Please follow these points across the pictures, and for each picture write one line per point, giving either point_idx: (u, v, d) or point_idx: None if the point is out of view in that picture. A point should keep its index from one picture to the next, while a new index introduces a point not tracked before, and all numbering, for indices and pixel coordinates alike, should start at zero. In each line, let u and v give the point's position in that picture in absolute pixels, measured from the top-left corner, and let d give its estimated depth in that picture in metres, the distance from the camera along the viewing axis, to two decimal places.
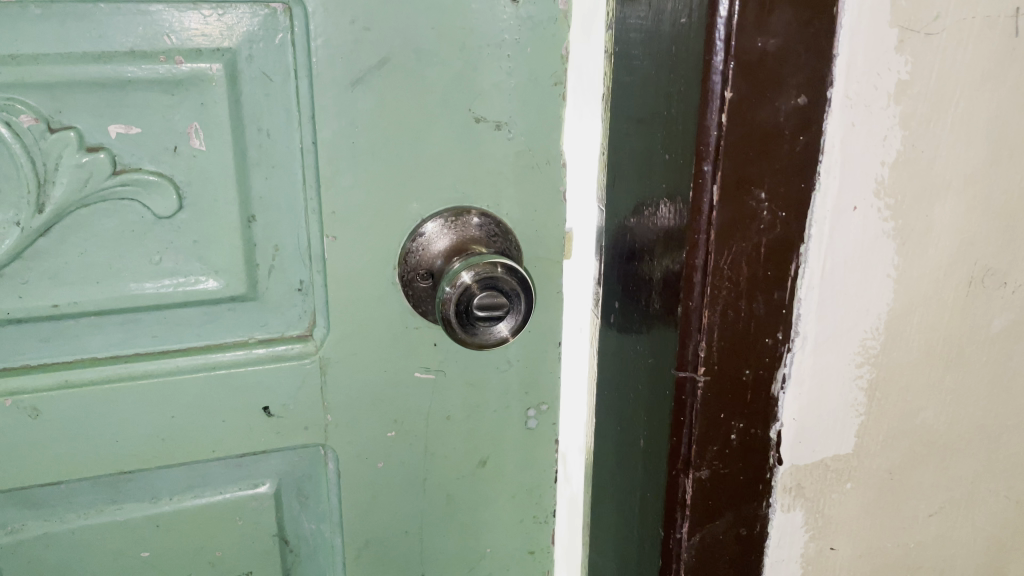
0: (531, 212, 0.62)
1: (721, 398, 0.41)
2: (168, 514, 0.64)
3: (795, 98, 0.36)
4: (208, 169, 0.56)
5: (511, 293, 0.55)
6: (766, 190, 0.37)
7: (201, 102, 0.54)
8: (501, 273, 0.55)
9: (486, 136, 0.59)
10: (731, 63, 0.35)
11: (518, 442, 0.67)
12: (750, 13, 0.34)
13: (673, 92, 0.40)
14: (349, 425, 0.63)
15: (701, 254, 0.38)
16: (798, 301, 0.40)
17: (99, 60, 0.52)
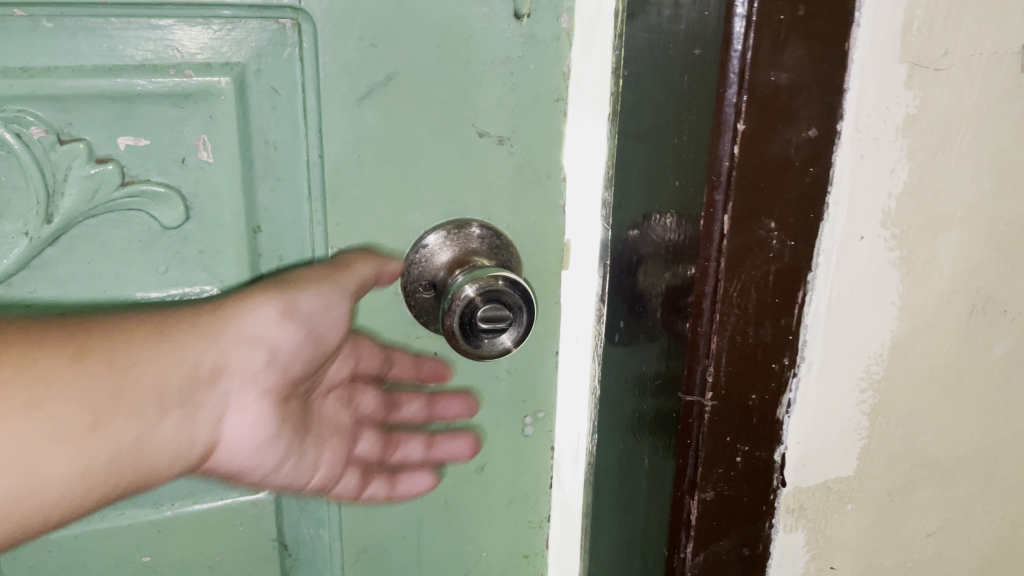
0: (531, 224, 0.62)
1: (728, 421, 0.42)
2: (242, 422, 0.56)
3: (806, 131, 0.37)
4: (215, 180, 0.56)
5: (514, 306, 0.56)
6: (776, 220, 0.38)
7: (210, 115, 0.55)
8: (502, 286, 0.56)
9: (489, 150, 0.59)
10: (744, 96, 0.35)
11: (517, 451, 0.67)
12: (764, 48, 0.35)
13: (682, 119, 0.40)
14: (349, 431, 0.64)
15: (711, 281, 0.39)
16: (805, 328, 0.41)
17: (110, 73, 0.52)
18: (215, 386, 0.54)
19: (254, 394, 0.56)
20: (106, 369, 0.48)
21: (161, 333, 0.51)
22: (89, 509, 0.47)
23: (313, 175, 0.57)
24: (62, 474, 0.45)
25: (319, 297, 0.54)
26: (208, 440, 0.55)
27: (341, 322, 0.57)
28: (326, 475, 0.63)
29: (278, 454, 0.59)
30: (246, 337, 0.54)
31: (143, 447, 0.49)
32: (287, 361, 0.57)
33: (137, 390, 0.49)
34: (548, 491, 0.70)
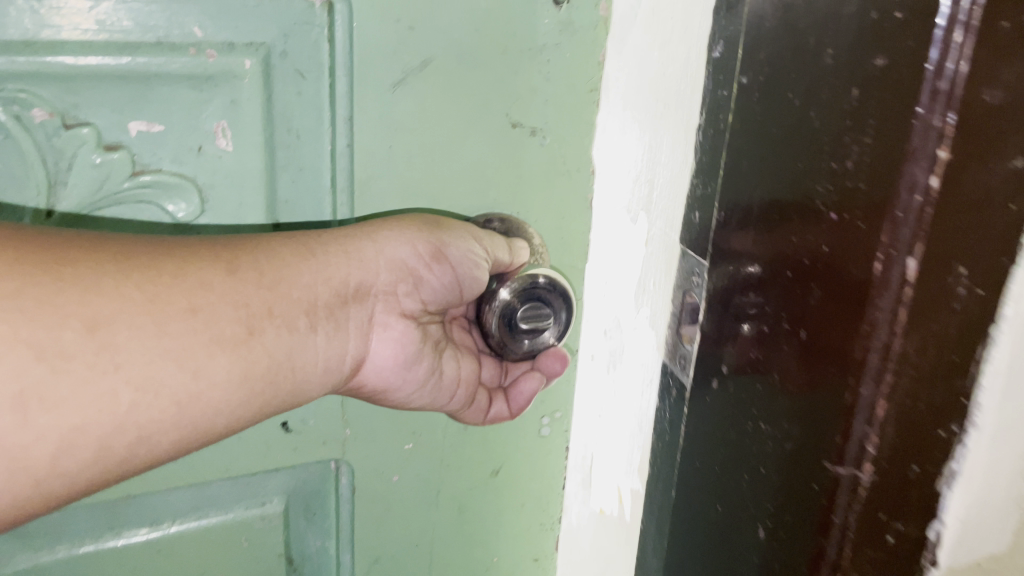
0: (558, 219, 0.59)
1: (884, 500, 0.33)
2: (389, 342, 0.54)
3: (1013, 161, 0.28)
4: (231, 171, 0.52)
5: (553, 305, 0.55)
6: (968, 266, 0.29)
7: (231, 100, 0.50)
8: (541, 285, 0.54)
9: (521, 141, 0.56)
10: (951, 114, 0.27)
11: (531, 453, 0.65)
12: (983, 58, 0.26)
13: (843, 110, 0.31)
14: (367, 439, 0.60)
15: (884, 337, 0.30)
16: (979, 391, 0.32)
17: (123, 50, 0.47)
18: (367, 305, 0.53)
19: (401, 311, 0.55)
20: (259, 283, 0.46)
21: (320, 249, 0.49)
22: (236, 423, 0.46)
23: (339, 166, 0.54)
24: (219, 383, 0.44)
25: (467, 240, 0.53)
26: (355, 358, 0.52)
27: (482, 281, 0.56)
28: (465, 396, 0.58)
29: (420, 373, 0.56)
30: (400, 264, 0.52)
31: (292, 360, 0.48)
32: (434, 293, 0.56)
33: (292, 301, 0.48)
34: (561, 495, 0.67)
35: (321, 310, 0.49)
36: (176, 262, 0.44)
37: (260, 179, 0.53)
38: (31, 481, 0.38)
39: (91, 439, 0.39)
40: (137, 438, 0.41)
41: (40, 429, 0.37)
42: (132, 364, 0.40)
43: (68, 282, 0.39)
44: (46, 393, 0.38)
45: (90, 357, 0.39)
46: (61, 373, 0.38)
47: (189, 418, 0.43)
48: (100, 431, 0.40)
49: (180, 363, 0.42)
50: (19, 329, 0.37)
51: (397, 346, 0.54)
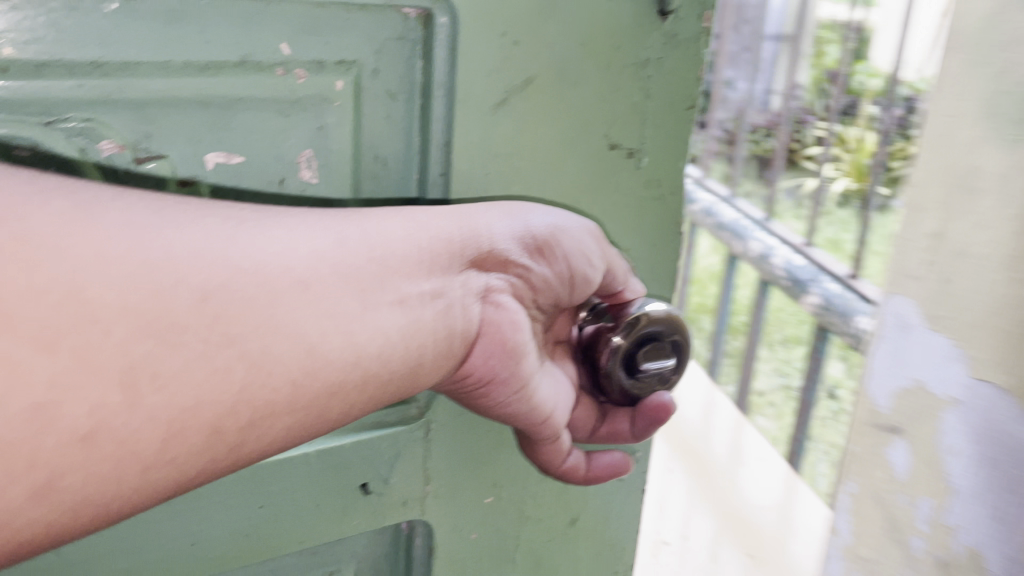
0: (649, 245, 0.55)
1: None
2: (496, 330, 0.45)
3: None
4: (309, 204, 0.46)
5: (658, 336, 0.49)
6: None
7: (319, 126, 0.44)
8: (644, 323, 0.48)
9: (617, 164, 0.52)
10: None
11: (610, 496, 0.60)
12: None
13: None
14: (448, 493, 0.54)
15: None
16: None
17: (205, 72, 0.40)
18: (474, 286, 0.45)
19: (512, 296, 0.46)
20: (371, 255, 0.40)
21: (426, 217, 0.43)
22: (350, 415, 0.40)
23: (430, 195, 0.48)
24: (334, 360, 0.38)
25: (569, 218, 0.47)
26: (460, 345, 0.44)
27: (597, 279, 0.49)
28: (562, 417, 0.50)
29: (530, 364, 0.46)
30: (508, 233, 0.45)
31: (402, 341, 0.41)
32: (546, 283, 0.48)
33: (400, 290, 0.41)
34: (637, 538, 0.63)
35: (428, 283, 0.42)
36: (280, 244, 0.37)
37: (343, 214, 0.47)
38: (135, 479, 0.33)
39: (204, 422, 0.34)
40: (249, 421, 0.36)
41: (152, 409, 0.33)
42: (245, 339, 0.35)
43: (179, 300, 0.33)
44: (158, 369, 0.33)
45: (201, 330, 0.34)
46: (174, 343, 0.33)
47: (303, 401, 0.37)
48: (213, 411, 0.34)
49: (292, 336, 0.37)
50: (126, 297, 0.32)
51: (502, 333, 0.45)
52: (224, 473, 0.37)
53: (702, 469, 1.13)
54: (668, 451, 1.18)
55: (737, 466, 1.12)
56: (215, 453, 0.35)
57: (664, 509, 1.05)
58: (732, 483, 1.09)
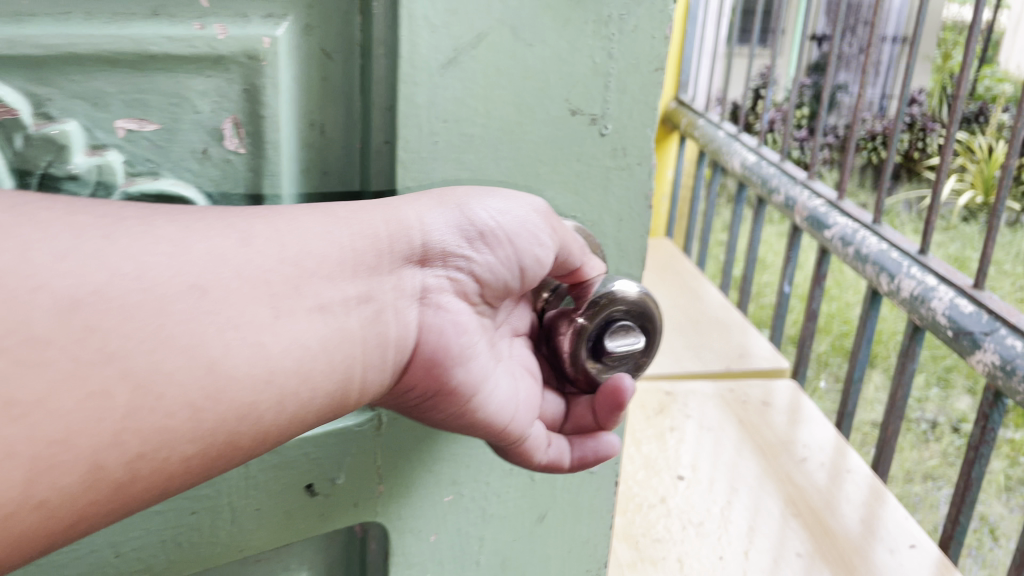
0: (616, 220, 0.50)
1: None
2: (437, 335, 0.41)
3: None
4: (240, 198, 0.42)
5: (623, 316, 0.45)
6: None
7: (243, 88, 0.39)
8: (606, 303, 0.44)
9: (579, 132, 0.47)
10: None
11: (580, 490, 0.56)
12: None
13: None
14: (404, 492, 0.50)
15: None
16: None
17: (111, 25, 0.35)
18: (408, 290, 0.40)
19: (454, 296, 0.42)
20: (284, 257, 0.36)
21: (346, 221, 0.38)
22: (267, 440, 0.35)
23: (373, 187, 0.45)
24: (242, 376, 0.34)
25: (515, 202, 0.41)
26: (399, 356, 0.40)
27: (548, 259, 0.43)
28: (527, 417, 0.45)
29: (477, 368, 0.42)
30: (443, 226, 0.40)
31: (325, 351, 0.36)
32: (492, 275, 0.42)
33: (321, 296, 0.36)
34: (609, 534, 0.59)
35: (354, 285, 0.38)
36: (171, 247, 0.33)
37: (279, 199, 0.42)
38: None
39: (79, 456, 0.30)
40: (136, 454, 0.31)
41: (11, 442, 0.28)
42: (127, 357, 0.31)
43: (49, 295, 0.29)
44: (16, 393, 0.28)
45: (70, 347, 0.29)
46: (34, 363, 0.29)
47: (204, 426, 0.33)
48: (89, 443, 0.30)
49: (188, 350, 0.32)
50: None
51: (444, 336, 0.41)
52: (115, 515, 0.32)
53: (807, 519, 0.87)
54: (740, 497, 0.90)
55: (874, 547, 0.83)
56: (100, 487, 0.31)
57: (746, 558, 0.81)
58: (853, 551, 0.82)
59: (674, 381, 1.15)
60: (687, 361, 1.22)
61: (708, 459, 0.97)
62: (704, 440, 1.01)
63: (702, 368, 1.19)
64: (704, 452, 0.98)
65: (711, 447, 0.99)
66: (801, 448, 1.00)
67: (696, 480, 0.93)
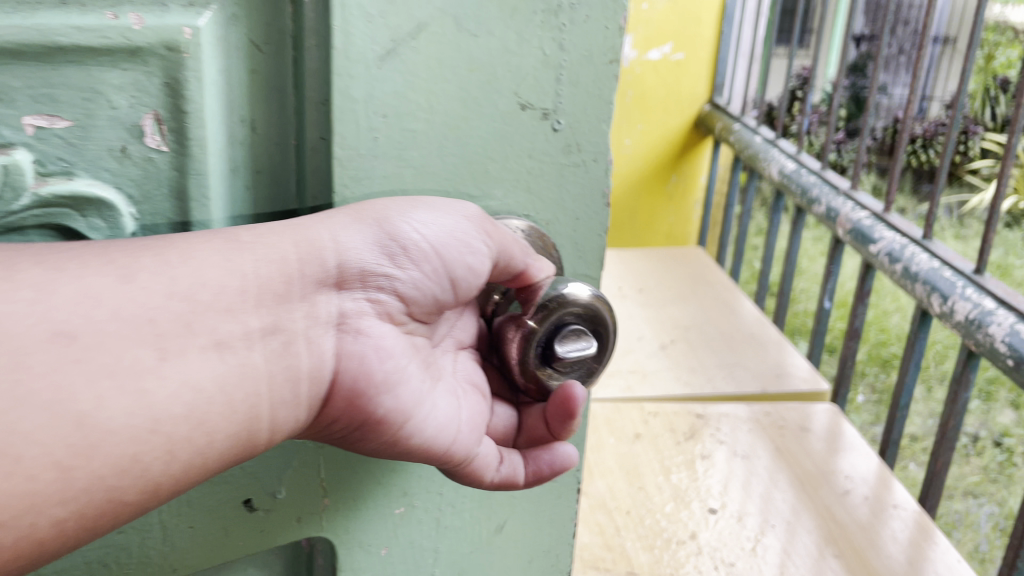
0: (572, 219, 0.48)
1: None
2: (358, 363, 0.39)
3: None
4: (166, 227, 0.39)
5: (574, 318, 0.44)
6: None
7: (163, 82, 0.37)
8: (558, 304, 0.43)
9: (530, 127, 0.45)
10: None
11: (539, 498, 0.53)
12: None
13: None
14: (350, 505, 0.47)
15: None
16: None
17: (14, 13, 0.33)
18: (323, 317, 0.38)
19: (376, 318, 0.40)
20: (171, 291, 0.34)
21: (248, 249, 0.36)
22: (160, 491, 0.34)
23: (309, 185, 0.42)
24: (120, 429, 0.32)
25: (440, 212, 0.40)
26: (314, 391, 0.38)
27: (479, 266, 0.42)
28: (472, 437, 0.43)
29: (405, 394, 0.40)
30: (360, 244, 0.39)
31: (223, 393, 0.34)
32: (418, 290, 0.41)
33: (217, 333, 0.35)
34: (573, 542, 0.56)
35: (258, 318, 0.36)
36: (34, 290, 0.31)
37: (206, 202, 0.39)
38: None
39: None
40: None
41: None
42: None
43: None
44: None
45: None
46: None
47: (74, 487, 0.31)
48: None
49: (51, 407, 0.30)
50: None
51: (364, 365, 0.39)
52: None
53: (845, 551, 0.84)
54: (775, 530, 0.86)
55: None
56: None
57: None
58: None
59: (705, 404, 1.11)
60: (719, 381, 1.18)
61: (742, 489, 0.93)
62: (737, 465, 0.97)
63: (734, 390, 1.16)
64: (735, 479, 0.95)
65: (746, 472, 0.96)
66: (843, 478, 0.95)
67: (734, 512, 0.89)
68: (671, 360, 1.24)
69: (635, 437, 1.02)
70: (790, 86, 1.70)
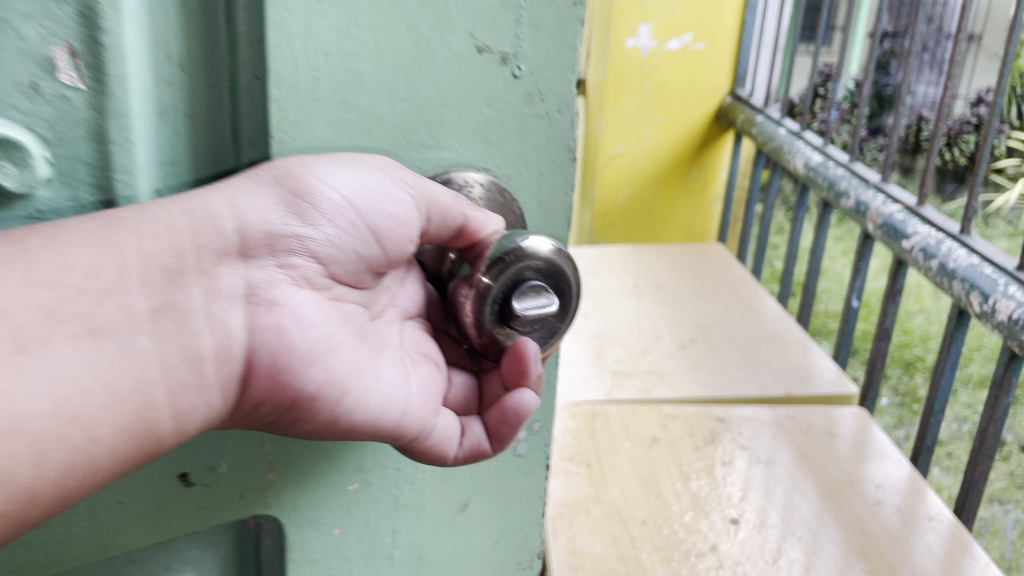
0: (535, 175, 0.45)
1: None
2: (274, 339, 0.35)
3: None
4: (90, 207, 0.37)
5: (535, 273, 0.40)
6: None
7: (77, 11, 0.33)
8: (515, 259, 0.39)
9: (488, 72, 0.42)
10: None
11: (506, 476, 0.51)
12: None
13: None
14: (300, 482, 0.45)
15: None
16: None
17: None
18: (226, 291, 0.34)
19: (294, 285, 0.36)
20: (28, 280, 0.30)
21: (127, 224, 0.32)
22: (39, 499, 0.30)
23: (244, 129, 0.40)
24: None
25: (352, 168, 0.36)
26: (226, 374, 0.34)
27: (407, 218, 0.38)
28: (424, 409, 0.41)
29: (334, 369, 0.37)
30: (267, 208, 0.35)
31: (105, 385, 0.31)
32: (335, 254, 0.37)
33: (91, 317, 0.31)
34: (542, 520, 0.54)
35: (147, 299, 0.32)
36: None
37: (128, 146, 0.36)
38: None
39: None
40: None
41: None
42: None
43: None
44: None
45: None
46: None
47: None
48: None
49: None
50: None
51: (277, 343, 0.35)
52: None
53: (877, 566, 0.72)
54: (795, 539, 0.74)
55: None
56: None
57: None
58: None
59: (725, 406, 0.96)
60: (740, 383, 1.04)
61: (765, 498, 0.80)
62: (766, 478, 0.83)
63: (757, 393, 1.01)
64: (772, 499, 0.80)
65: (777, 487, 0.82)
66: (872, 487, 0.83)
67: (755, 524, 0.76)
68: (690, 361, 1.09)
69: (652, 442, 0.88)
70: (813, 79, 1.60)
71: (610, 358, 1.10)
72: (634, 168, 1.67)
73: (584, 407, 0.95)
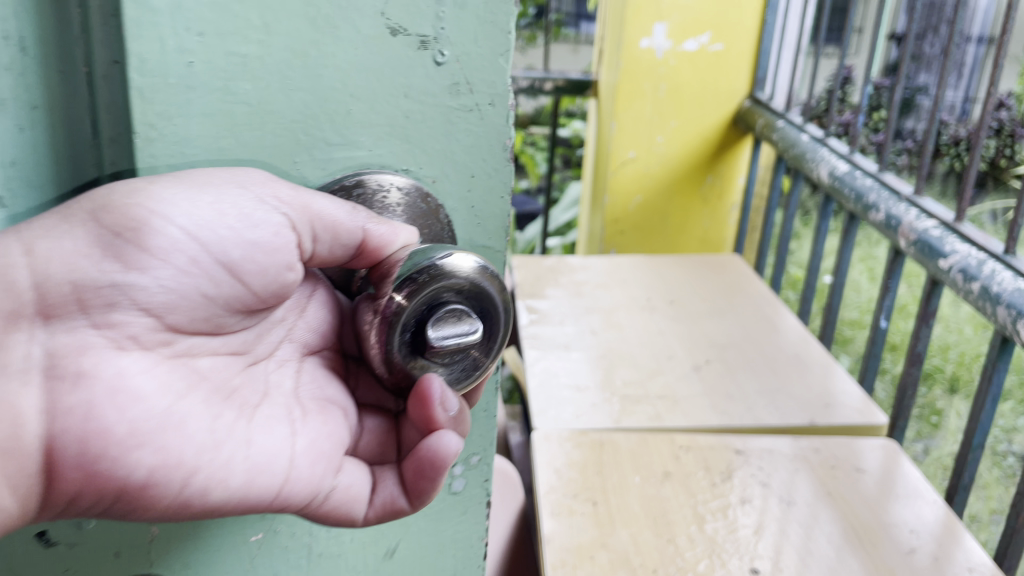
0: (465, 177, 0.38)
1: None
2: (81, 424, 0.28)
3: None
4: None
5: (458, 297, 0.34)
6: None
7: None
8: (433, 279, 0.33)
9: (400, 58, 0.35)
10: None
11: (439, 517, 0.45)
12: None
13: None
14: (190, 533, 0.39)
15: None
16: None
17: None
18: (14, 367, 0.27)
19: (112, 349, 0.29)
20: None
21: None
22: None
23: (107, 125, 0.34)
24: None
25: (195, 192, 0.30)
26: (13, 470, 0.28)
27: (277, 244, 0.32)
28: (308, 472, 0.33)
29: (168, 454, 0.30)
30: (77, 253, 0.29)
31: None
32: (167, 302, 0.31)
33: None
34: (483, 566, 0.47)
35: None
36: None
37: None
38: None
39: None
40: None
41: None
42: None
43: None
44: None
45: None
46: None
47: None
48: None
49: None
50: None
51: (85, 429, 0.28)
52: None
53: None
54: None
55: None
56: None
57: None
58: None
59: (744, 437, 0.88)
60: (761, 412, 0.94)
61: (779, 538, 0.73)
62: (789, 521, 0.75)
63: (780, 423, 0.92)
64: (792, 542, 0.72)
65: (800, 532, 0.74)
66: (905, 532, 0.75)
67: None
68: (707, 385, 1.00)
69: (664, 476, 0.80)
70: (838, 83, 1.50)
71: (620, 380, 1.01)
72: (647, 175, 1.61)
73: (590, 437, 0.86)
